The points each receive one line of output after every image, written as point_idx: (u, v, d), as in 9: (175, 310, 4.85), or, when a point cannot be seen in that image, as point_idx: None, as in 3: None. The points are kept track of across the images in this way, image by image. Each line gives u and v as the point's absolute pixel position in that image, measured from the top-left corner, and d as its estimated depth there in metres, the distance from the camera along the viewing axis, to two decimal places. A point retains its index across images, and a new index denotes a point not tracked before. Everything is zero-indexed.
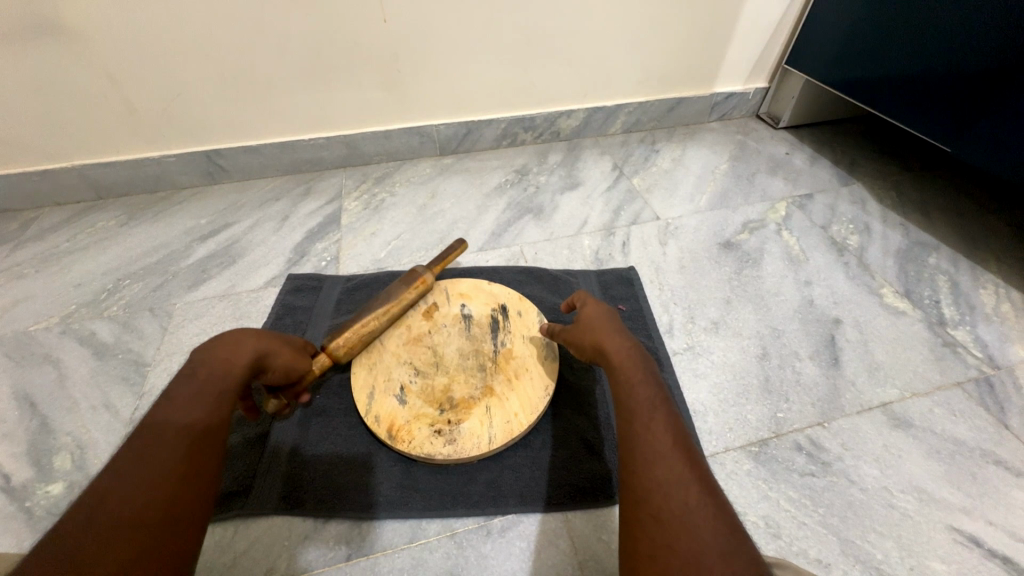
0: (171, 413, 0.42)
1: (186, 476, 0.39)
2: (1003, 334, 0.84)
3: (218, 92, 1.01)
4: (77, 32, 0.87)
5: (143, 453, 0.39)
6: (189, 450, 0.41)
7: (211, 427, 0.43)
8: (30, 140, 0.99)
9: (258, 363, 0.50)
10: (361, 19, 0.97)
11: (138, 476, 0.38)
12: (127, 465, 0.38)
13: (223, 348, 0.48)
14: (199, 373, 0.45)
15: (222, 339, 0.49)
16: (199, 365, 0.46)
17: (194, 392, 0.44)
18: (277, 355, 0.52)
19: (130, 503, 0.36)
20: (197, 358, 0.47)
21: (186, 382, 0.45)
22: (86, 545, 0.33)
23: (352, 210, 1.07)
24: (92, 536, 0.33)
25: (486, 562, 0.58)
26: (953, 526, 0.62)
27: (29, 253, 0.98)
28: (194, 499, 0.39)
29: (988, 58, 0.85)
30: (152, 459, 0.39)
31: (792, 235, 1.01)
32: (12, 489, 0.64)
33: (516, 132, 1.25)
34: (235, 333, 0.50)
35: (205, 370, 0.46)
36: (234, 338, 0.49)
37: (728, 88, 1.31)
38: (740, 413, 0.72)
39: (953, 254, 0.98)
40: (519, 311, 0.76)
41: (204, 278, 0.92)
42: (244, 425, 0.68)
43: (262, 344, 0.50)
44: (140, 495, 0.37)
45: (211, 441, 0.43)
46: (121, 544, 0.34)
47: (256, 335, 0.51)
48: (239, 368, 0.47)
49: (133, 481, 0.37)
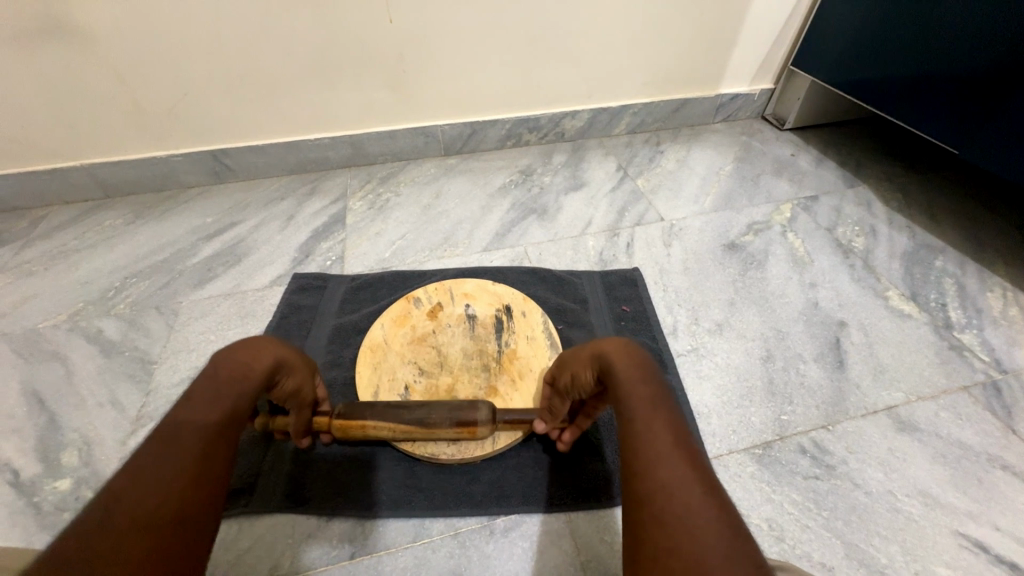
0: (188, 412, 0.43)
1: (201, 474, 0.40)
2: (1010, 338, 0.83)
3: (225, 92, 1.01)
4: (87, 33, 0.88)
5: (160, 450, 0.39)
6: (203, 450, 0.41)
7: (225, 429, 0.43)
8: (39, 139, 1.00)
9: (272, 372, 0.51)
10: (368, 21, 0.97)
11: (154, 473, 0.38)
12: (144, 460, 0.38)
13: (242, 353, 0.49)
14: (218, 373, 0.46)
15: (241, 346, 0.50)
16: (218, 367, 0.47)
17: (211, 392, 0.45)
18: (290, 368, 0.53)
19: (143, 498, 0.36)
20: (217, 359, 0.47)
21: (205, 382, 0.45)
22: (100, 539, 0.33)
23: (357, 210, 1.08)
24: (107, 531, 0.33)
25: (489, 562, 0.59)
26: (958, 531, 0.62)
27: (38, 251, 0.99)
28: (203, 500, 0.39)
29: (996, 59, 0.85)
30: (168, 456, 0.39)
31: (797, 237, 1.01)
32: (20, 485, 0.65)
33: (521, 132, 1.25)
34: (254, 341, 0.51)
35: (223, 371, 0.46)
36: (253, 345, 0.50)
37: (734, 90, 1.31)
38: (744, 416, 0.72)
39: (959, 257, 0.98)
40: (523, 312, 0.76)
41: (210, 277, 0.93)
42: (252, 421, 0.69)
43: (279, 354, 0.52)
44: (155, 492, 0.37)
45: (224, 443, 0.43)
46: (134, 539, 0.34)
47: (273, 345, 0.52)
48: (255, 373, 0.48)
49: (148, 477, 0.37)
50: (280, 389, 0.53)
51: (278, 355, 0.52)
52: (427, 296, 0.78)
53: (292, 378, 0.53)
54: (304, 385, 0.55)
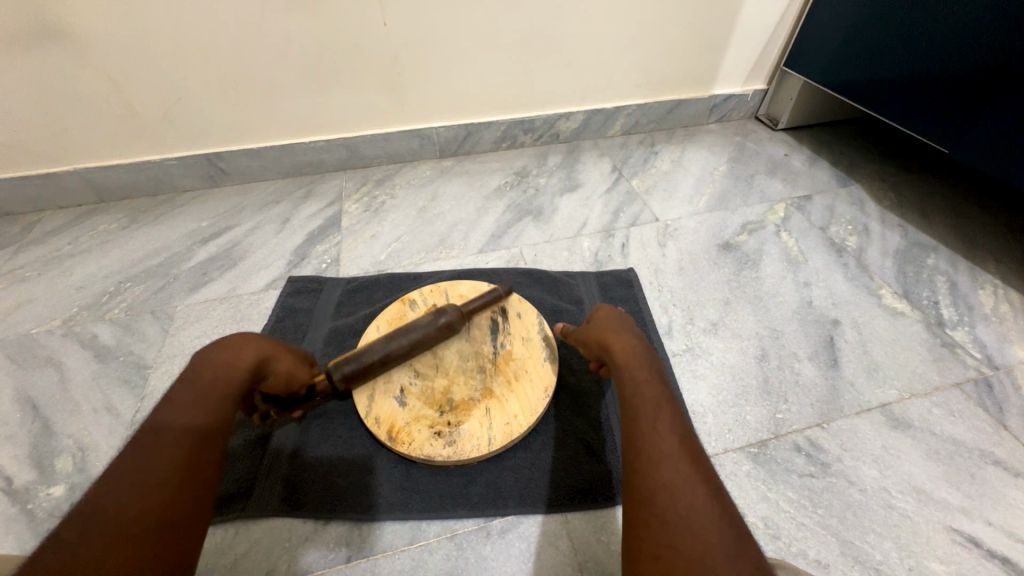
0: (170, 416, 0.43)
1: (185, 478, 0.40)
2: (1002, 335, 0.84)
3: (218, 94, 1.01)
4: (78, 37, 0.88)
5: (142, 457, 0.39)
6: (186, 454, 0.41)
7: (209, 431, 0.43)
8: (32, 144, 1.00)
9: (257, 366, 0.50)
10: (361, 25, 0.97)
11: (135, 479, 0.38)
12: (126, 470, 0.38)
13: (222, 352, 0.49)
14: (198, 376, 0.46)
15: (223, 344, 0.50)
16: (199, 369, 0.47)
17: (193, 395, 0.45)
18: (276, 359, 0.53)
19: (125, 507, 0.36)
20: (197, 362, 0.47)
21: (186, 386, 0.45)
22: (81, 550, 0.33)
23: (352, 212, 1.08)
24: (88, 540, 0.33)
25: (486, 563, 0.59)
26: (952, 527, 0.62)
27: (32, 256, 0.99)
28: (190, 504, 0.39)
29: (985, 59, 0.85)
30: (149, 462, 0.39)
31: (790, 237, 1.02)
32: (14, 492, 0.65)
33: (516, 134, 1.25)
34: (234, 338, 0.51)
35: (204, 373, 0.47)
36: (233, 342, 0.50)
37: (727, 90, 1.32)
38: (739, 414, 0.72)
39: (951, 255, 0.98)
40: (519, 313, 0.76)
41: (205, 281, 0.93)
42: (244, 425, 0.69)
43: (262, 347, 0.51)
44: (137, 500, 0.37)
45: (209, 445, 0.43)
46: (116, 548, 0.34)
47: (257, 339, 0.52)
48: (238, 370, 0.48)
49: (130, 483, 0.38)
50: (272, 380, 0.54)
51: (263, 347, 0.51)
52: (422, 298, 0.78)
53: (280, 368, 0.53)
54: (296, 371, 0.55)
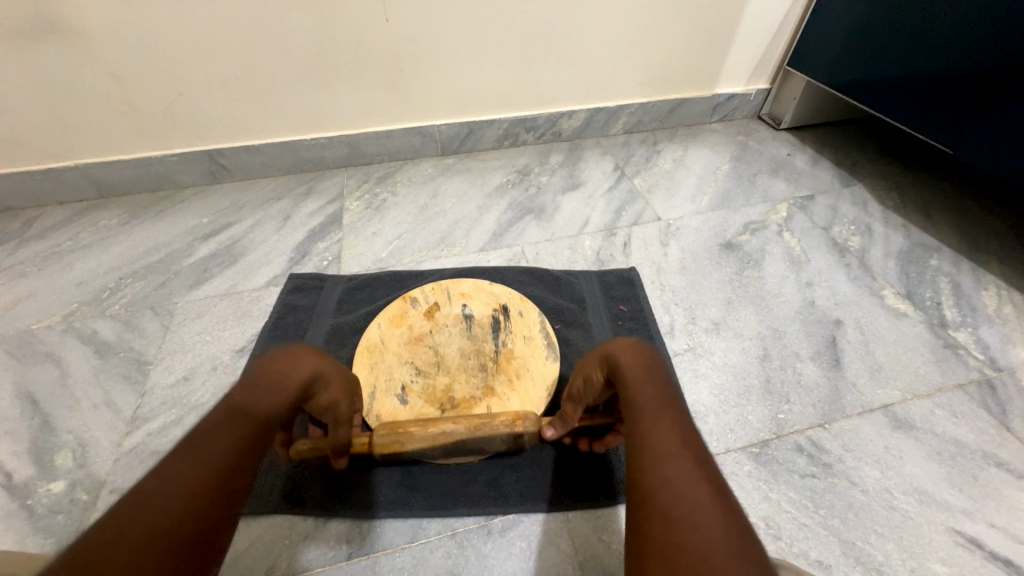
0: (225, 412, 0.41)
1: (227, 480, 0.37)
2: (1005, 336, 0.84)
3: (220, 89, 1.01)
4: (79, 30, 0.87)
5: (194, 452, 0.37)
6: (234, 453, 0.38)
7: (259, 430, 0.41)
8: (33, 139, 1.00)
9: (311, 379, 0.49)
10: (365, 22, 0.97)
11: (183, 476, 0.35)
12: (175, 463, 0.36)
13: (282, 360, 0.48)
14: (257, 379, 0.45)
15: (282, 354, 0.49)
16: (259, 373, 0.45)
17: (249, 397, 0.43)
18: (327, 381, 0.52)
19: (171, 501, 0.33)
20: (258, 365, 0.46)
21: (246, 386, 0.44)
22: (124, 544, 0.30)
23: (353, 210, 1.07)
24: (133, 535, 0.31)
25: (487, 562, 0.59)
26: (954, 528, 0.62)
27: (31, 252, 0.98)
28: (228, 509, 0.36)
29: (992, 58, 0.85)
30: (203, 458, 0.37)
31: (793, 237, 1.01)
32: (13, 487, 0.64)
33: (518, 132, 1.25)
34: (294, 350, 0.50)
35: (263, 379, 0.45)
36: (292, 353, 0.49)
37: (730, 89, 1.31)
38: (741, 415, 0.72)
39: (954, 256, 0.98)
40: (521, 311, 0.76)
41: (205, 277, 0.92)
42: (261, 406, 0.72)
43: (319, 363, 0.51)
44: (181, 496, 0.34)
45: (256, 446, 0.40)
46: (156, 553, 0.31)
47: (312, 354, 0.51)
48: (295, 378, 0.47)
49: (182, 477, 0.35)
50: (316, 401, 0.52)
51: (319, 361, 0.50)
52: (424, 295, 0.78)
53: (328, 392, 0.52)
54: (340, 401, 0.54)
